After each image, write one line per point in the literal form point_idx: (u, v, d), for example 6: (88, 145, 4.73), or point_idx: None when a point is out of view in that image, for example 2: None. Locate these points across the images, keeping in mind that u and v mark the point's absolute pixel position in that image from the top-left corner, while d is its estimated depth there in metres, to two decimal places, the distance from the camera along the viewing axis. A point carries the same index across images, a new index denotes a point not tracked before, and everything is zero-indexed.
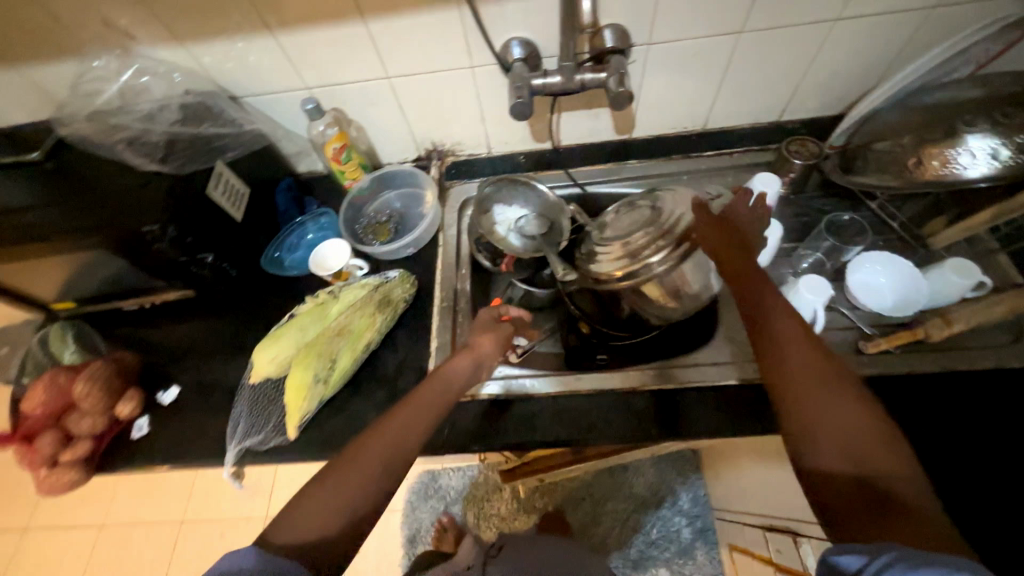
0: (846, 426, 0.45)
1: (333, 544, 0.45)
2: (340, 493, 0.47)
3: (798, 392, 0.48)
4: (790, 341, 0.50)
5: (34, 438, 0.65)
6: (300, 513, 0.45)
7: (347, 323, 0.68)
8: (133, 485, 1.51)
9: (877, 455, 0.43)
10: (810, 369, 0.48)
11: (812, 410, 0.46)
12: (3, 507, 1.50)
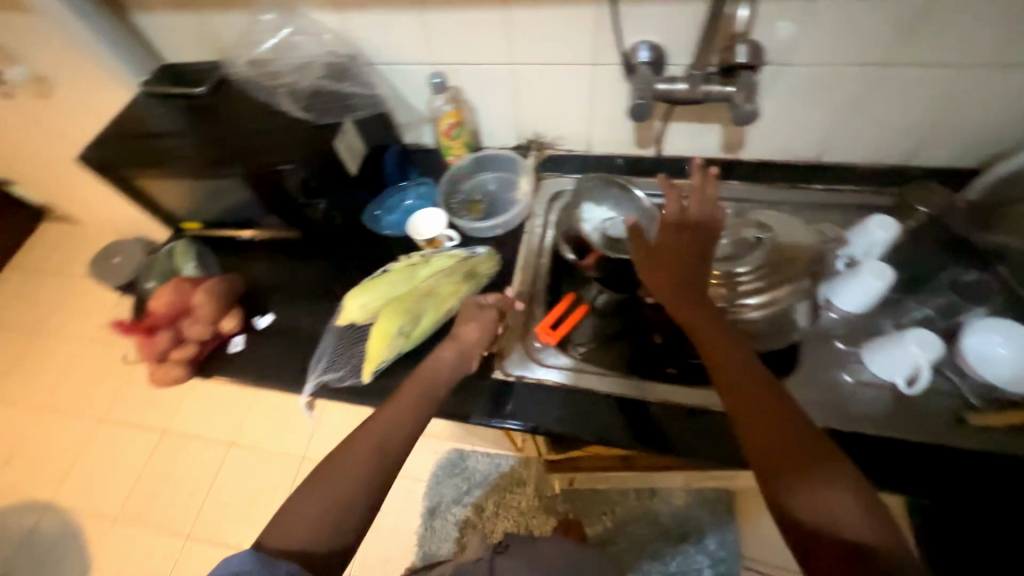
0: (816, 479, 0.45)
1: (329, 537, 0.48)
2: (330, 491, 0.51)
3: (772, 450, 0.47)
4: (757, 396, 0.51)
5: (153, 333, 0.74)
6: (295, 516, 0.49)
7: (435, 286, 0.72)
8: (196, 402, 1.66)
9: (852, 509, 0.43)
10: (777, 424, 0.48)
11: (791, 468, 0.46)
12: (92, 394, 1.71)
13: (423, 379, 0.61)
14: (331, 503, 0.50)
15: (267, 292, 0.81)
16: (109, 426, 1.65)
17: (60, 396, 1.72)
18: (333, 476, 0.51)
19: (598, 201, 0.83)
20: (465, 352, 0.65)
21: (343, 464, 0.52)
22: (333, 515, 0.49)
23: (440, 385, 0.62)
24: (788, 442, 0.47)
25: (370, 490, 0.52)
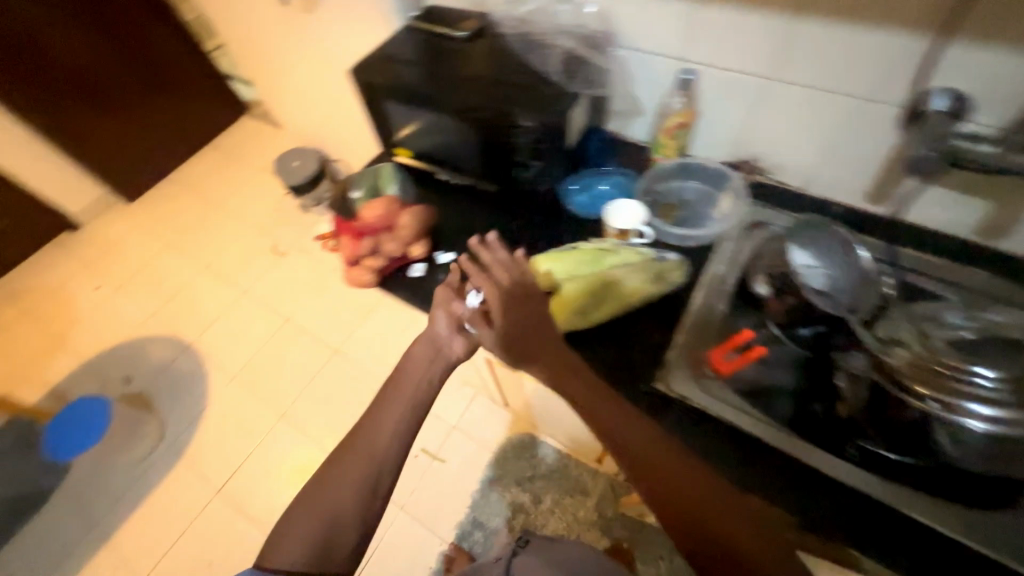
0: (726, 523, 0.50)
1: (325, 547, 0.56)
2: (318, 513, 0.58)
3: (658, 486, 0.52)
4: (654, 448, 0.54)
5: (359, 237, 0.83)
6: (289, 538, 0.56)
7: (621, 277, 0.71)
8: (318, 306, 1.85)
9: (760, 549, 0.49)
10: (685, 475, 0.52)
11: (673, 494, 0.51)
12: (242, 270, 1.99)
13: (394, 384, 0.66)
14: (330, 516, 0.57)
15: (451, 232, 0.86)
16: (247, 302, 1.90)
17: (218, 264, 2.02)
18: (320, 502, 0.58)
19: (804, 243, 0.74)
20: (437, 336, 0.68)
21: (327, 486, 0.59)
22: (322, 534, 0.56)
23: (412, 384, 0.66)
24: (692, 489, 0.52)
25: (359, 508, 0.58)
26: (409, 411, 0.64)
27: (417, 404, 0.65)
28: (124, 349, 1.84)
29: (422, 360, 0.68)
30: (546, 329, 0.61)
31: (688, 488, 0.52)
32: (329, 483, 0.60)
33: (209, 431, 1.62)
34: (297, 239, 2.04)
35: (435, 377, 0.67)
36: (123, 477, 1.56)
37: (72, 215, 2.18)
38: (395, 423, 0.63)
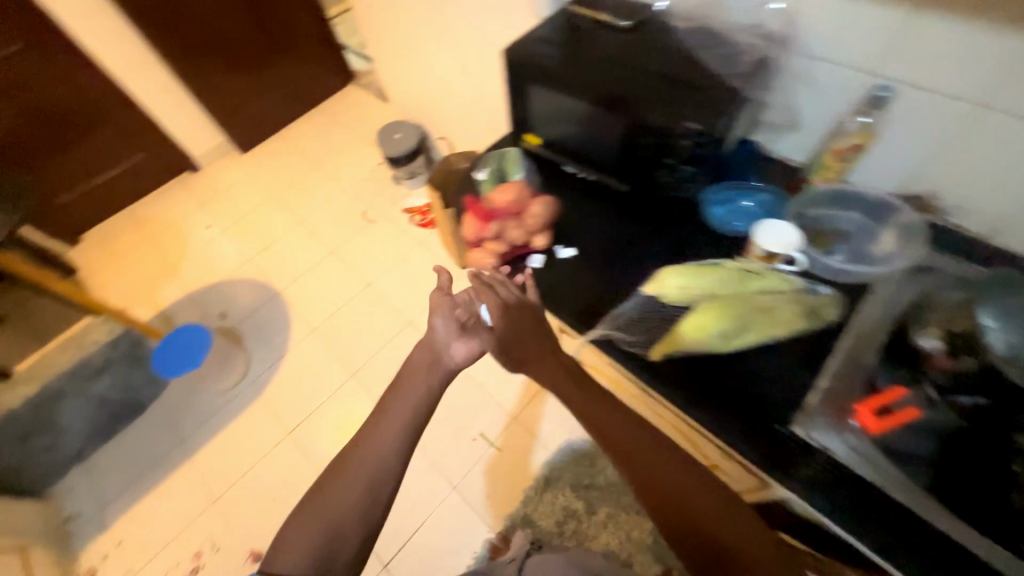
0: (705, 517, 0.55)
1: (331, 552, 0.57)
2: (318, 519, 0.58)
3: (650, 482, 0.58)
4: (639, 440, 0.60)
5: (486, 219, 0.83)
6: (290, 543, 0.57)
7: (771, 306, 0.66)
8: (397, 276, 1.91)
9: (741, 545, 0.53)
10: (665, 474, 0.58)
11: (664, 487, 0.57)
12: (333, 231, 2.09)
13: (399, 389, 0.67)
14: (332, 522, 0.58)
15: (574, 226, 0.82)
16: (333, 261, 2.00)
17: (311, 222, 2.14)
18: (322, 507, 0.58)
19: (998, 309, 0.62)
20: (436, 341, 0.70)
21: (325, 494, 0.60)
22: (324, 538, 0.57)
23: (419, 388, 0.67)
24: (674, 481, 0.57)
25: (360, 517, 0.59)
26: (412, 420, 0.65)
27: (418, 412, 0.65)
28: (223, 286, 2.00)
29: (422, 365, 0.69)
30: (533, 332, 0.68)
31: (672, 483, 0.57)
32: (334, 490, 0.60)
33: (287, 375, 1.72)
34: (386, 209, 2.13)
35: (437, 384, 0.67)
36: (208, 402, 1.69)
37: (194, 157, 2.39)
38: (400, 430, 0.63)
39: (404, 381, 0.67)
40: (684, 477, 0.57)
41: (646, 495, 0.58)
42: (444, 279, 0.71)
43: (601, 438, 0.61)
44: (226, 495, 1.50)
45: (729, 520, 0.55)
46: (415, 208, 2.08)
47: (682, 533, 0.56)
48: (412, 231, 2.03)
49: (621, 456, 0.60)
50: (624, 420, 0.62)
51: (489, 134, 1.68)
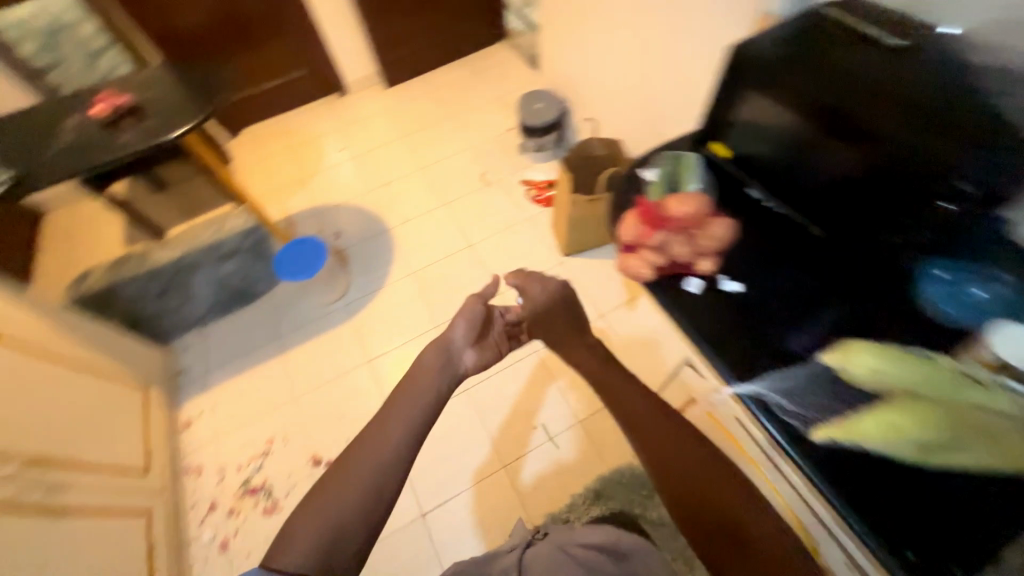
0: (716, 482, 0.57)
1: (340, 548, 0.54)
2: (318, 517, 0.55)
3: (665, 456, 0.60)
4: (642, 412, 0.65)
5: (651, 222, 0.74)
6: (290, 542, 0.54)
7: (1003, 431, 0.50)
8: (499, 244, 1.92)
9: (751, 512, 0.55)
10: (684, 452, 0.60)
11: (678, 458, 0.59)
12: (451, 184, 2.13)
13: (412, 379, 0.69)
14: (336, 520, 0.55)
15: (747, 260, 0.74)
16: (443, 212, 2.05)
17: (432, 169, 2.20)
18: (322, 504, 0.56)
19: None
20: (450, 343, 0.75)
21: (326, 492, 0.57)
22: (324, 538, 0.54)
23: (431, 383, 0.68)
24: (680, 448, 0.60)
25: (363, 516, 0.56)
26: (423, 417, 0.64)
27: (428, 407, 0.66)
28: (343, 208, 2.13)
29: (435, 363, 0.71)
30: (566, 320, 0.77)
31: (680, 449, 0.60)
32: (336, 489, 0.57)
33: (379, 307, 1.81)
34: (504, 175, 2.12)
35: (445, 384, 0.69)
36: (307, 310, 1.82)
37: (346, 83, 2.54)
38: (407, 428, 0.62)
39: (417, 379, 0.69)
40: (700, 453, 0.60)
41: (658, 470, 0.60)
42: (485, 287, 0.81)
43: (620, 416, 0.65)
44: (307, 397, 1.63)
45: (735, 488, 0.57)
46: (533, 182, 2.06)
47: (696, 503, 0.56)
48: (524, 203, 2.01)
49: (638, 430, 0.63)
50: (647, 403, 0.66)
51: (637, 127, 1.59)
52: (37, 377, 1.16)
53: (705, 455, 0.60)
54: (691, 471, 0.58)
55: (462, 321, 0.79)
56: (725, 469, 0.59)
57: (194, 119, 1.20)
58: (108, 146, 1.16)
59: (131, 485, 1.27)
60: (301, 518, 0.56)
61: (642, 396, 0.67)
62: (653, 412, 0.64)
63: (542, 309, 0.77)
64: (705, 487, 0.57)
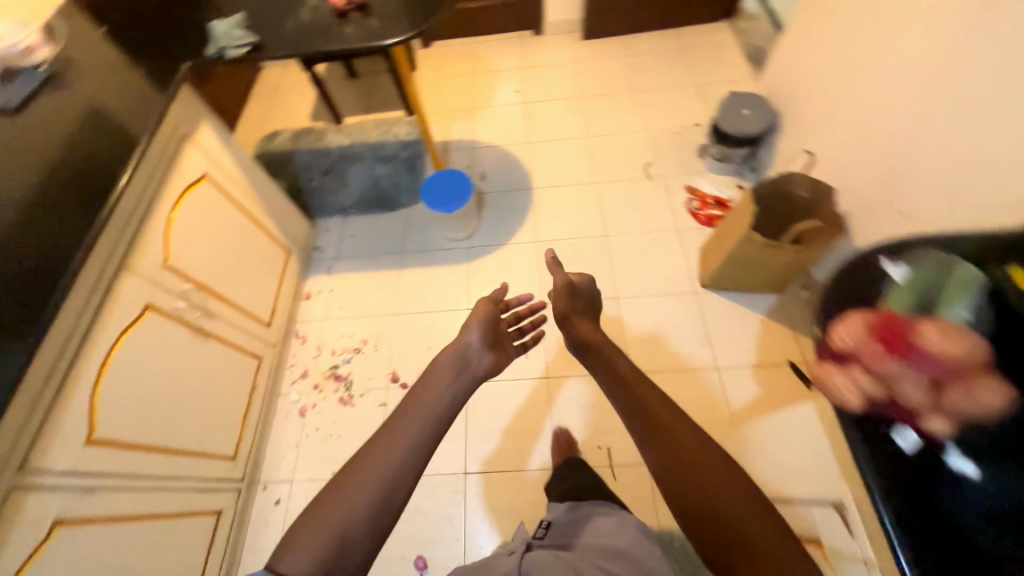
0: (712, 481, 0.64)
1: (349, 547, 0.64)
2: (328, 525, 0.64)
3: (673, 460, 0.67)
4: (650, 404, 0.73)
5: (885, 341, 0.56)
6: (299, 546, 0.63)
7: None
8: (636, 245, 1.76)
9: (750, 519, 0.61)
10: (695, 456, 0.66)
11: (686, 459, 0.66)
12: (610, 163, 1.98)
13: (428, 385, 0.82)
14: (344, 527, 0.64)
15: (993, 438, 0.56)
16: (592, 190, 1.92)
17: (597, 141, 2.06)
18: (329, 514, 0.65)
19: None
20: (467, 347, 0.93)
21: (338, 500, 0.66)
22: (333, 543, 0.63)
23: (443, 390, 0.82)
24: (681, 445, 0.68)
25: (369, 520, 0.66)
26: (426, 429, 0.75)
27: (438, 412, 0.77)
28: (498, 150, 2.11)
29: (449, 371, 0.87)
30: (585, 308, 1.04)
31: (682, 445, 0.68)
32: (336, 506, 0.66)
33: (497, 261, 1.81)
34: (670, 174, 1.92)
35: (455, 395, 0.82)
36: (434, 238, 1.89)
37: (545, 23, 2.43)
38: (415, 444, 0.72)
39: (428, 390, 0.81)
40: (707, 455, 0.66)
41: (668, 472, 0.67)
42: (496, 291, 1.08)
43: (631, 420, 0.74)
44: (405, 317, 1.72)
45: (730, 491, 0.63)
46: (699, 193, 1.83)
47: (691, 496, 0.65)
48: (680, 212, 1.81)
49: (653, 434, 0.70)
50: (663, 407, 0.72)
51: (863, 179, 1.30)
52: (223, 219, 1.34)
53: (706, 457, 0.67)
54: (693, 473, 0.65)
55: (476, 325, 0.98)
56: (729, 472, 0.65)
57: (410, 29, 1.20)
58: (333, 35, 1.21)
59: (257, 333, 1.47)
60: (306, 530, 0.64)
61: (657, 395, 0.74)
62: (669, 418, 0.71)
63: (577, 296, 1.03)
64: (699, 481, 0.64)
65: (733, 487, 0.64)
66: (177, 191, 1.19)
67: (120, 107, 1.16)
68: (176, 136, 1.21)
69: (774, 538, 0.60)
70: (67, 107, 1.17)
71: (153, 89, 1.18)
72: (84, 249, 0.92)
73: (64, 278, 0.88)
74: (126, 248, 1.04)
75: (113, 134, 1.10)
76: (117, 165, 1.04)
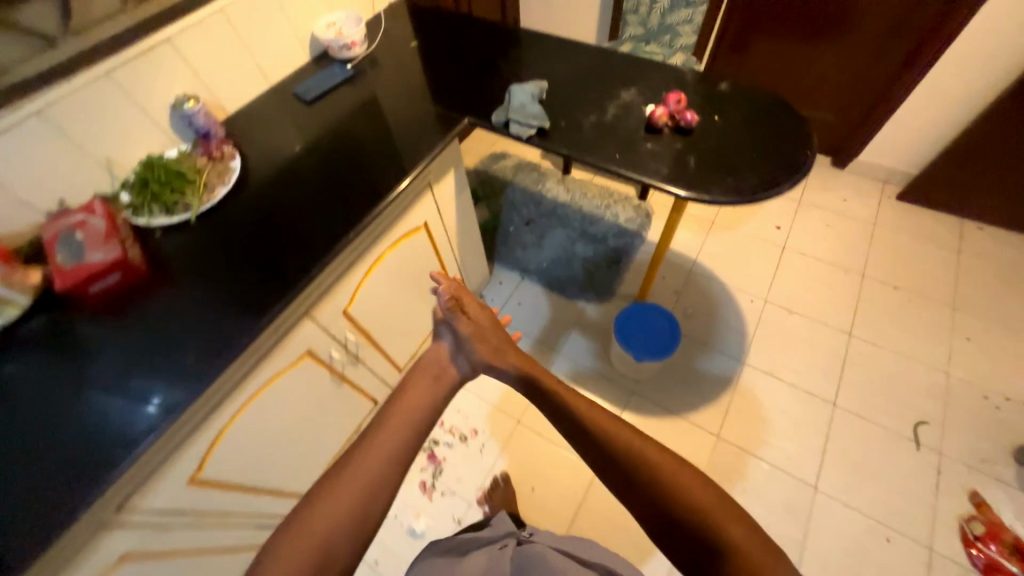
0: (643, 461, 0.58)
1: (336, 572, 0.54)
2: (305, 546, 0.53)
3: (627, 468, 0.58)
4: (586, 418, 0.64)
5: None
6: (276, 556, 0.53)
7: None
8: (854, 527, 1.24)
9: (714, 515, 0.53)
10: (642, 455, 0.58)
11: (635, 460, 0.58)
12: (862, 387, 1.44)
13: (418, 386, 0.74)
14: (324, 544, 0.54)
15: None
16: (822, 409, 1.42)
17: (855, 345, 1.53)
18: (318, 515, 0.55)
19: None
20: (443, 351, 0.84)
21: (321, 507, 0.56)
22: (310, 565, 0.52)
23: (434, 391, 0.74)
24: (600, 437, 0.61)
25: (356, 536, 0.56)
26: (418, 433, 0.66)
27: (429, 413, 0.70)
28: (722, 288, 1.68)
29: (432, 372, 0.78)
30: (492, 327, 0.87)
31: (605, 437, 0.61)
32: (319, 513, 0.56)
33: (660, 428, 1.43)
34: (952, 454, 1.32)
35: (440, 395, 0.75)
36: (598, 361, 1.59)
37: (853, 158, 1.91)
38: (406, 445, 0.64)
39: (417, 390, 0.73)
40: (656, 449, 0.59)
41: (625, 487, 0.58)
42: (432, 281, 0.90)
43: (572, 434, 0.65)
44: (527, 431, 1.47)
45: (660, 459, 0.57)
46: (991, 515, 1.22)
47: (636, 496, 0.57)
48: (945, 522, 1.23)
49: (596, 442, 0.62)
50: (596, 410, 0.64)
51: None
52: (417, 269, 1.23)
53: (638, 444, 0.59)
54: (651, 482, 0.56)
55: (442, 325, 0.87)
56: (676, 465, 0.57)
57: (732, 181, 0.88)
58: (631, 148, 0.97)
59: (389, 378, 1.36)
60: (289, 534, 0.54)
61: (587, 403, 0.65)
62: (604, 418, 0.63)
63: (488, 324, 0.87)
64: (664, 494, 0.55)
65: (692, 481, 0.56)
66: (395, 237, 1.10)
67: (390, 136, 1.09)
68: (423, 184, 1.10)
69: (752, 537, 0.51)
70: (349, 115, 1.15)
71: (427, 133, 1.08)
72: (285, 303, 0.84)
73: (255, 329, 0.82)
74: (319, 294, 0.95)
75: (372, 168, 1.03)
76: (356, 211, 0.96)
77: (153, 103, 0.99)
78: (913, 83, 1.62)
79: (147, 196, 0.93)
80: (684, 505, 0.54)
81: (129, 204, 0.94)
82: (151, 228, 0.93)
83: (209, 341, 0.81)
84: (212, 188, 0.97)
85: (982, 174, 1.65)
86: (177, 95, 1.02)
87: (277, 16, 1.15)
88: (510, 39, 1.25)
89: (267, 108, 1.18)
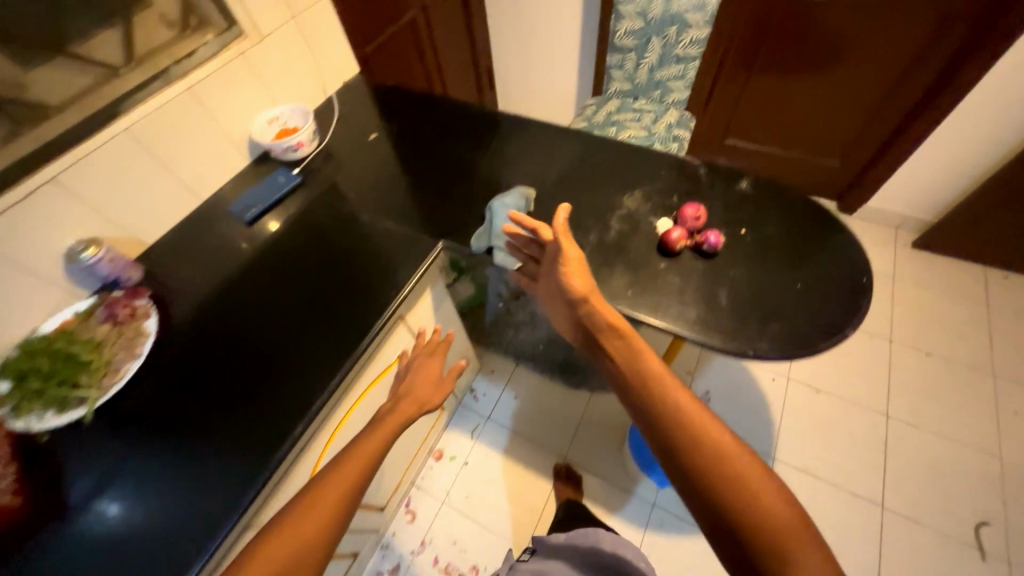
0: (723, 457, 0.47)
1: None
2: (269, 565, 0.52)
3: (695, 457, 0.48)
4: (659, 390, 0.54)
5: None
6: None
7: None
8: None
9: (795, 543, 0.43)
10: (719, 446, 0.48)
11: (715, 454, 0.48)
12: (910, 480, 1.28)
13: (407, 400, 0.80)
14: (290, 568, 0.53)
15: None
16: (869, 512, 1.24)
17: (895, 427, 1.36)
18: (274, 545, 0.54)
19: None
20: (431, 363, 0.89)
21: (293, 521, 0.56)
22: None
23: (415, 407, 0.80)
24: (671, 415, 0.51)
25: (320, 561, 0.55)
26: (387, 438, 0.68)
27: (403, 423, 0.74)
28: (738, 366, 1.51)
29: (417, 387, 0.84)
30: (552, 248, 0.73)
31: (673, 414, 0.51)
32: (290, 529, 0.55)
33: (687, 549, 1.26)
34: (1021, 564, 1.16)
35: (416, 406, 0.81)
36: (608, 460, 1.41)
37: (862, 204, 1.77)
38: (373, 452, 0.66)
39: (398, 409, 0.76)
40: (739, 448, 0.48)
41: (688, 480, 0.48)
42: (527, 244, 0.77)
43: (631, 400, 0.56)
44: None
45: (743, 458, 0.47)
46: None
47: (700, 492, 0.47)
48: None
49: (665, 420, 0.51)
50: (672, 386, 0.54)
51: None
52: None
53: (721, 435, 0.49)
54: (729, 485, 0.46)
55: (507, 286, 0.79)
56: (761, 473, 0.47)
57: (776, 328, 0.71)
58: (644, 275, 0.78)
59: (369, 522, 1.15)
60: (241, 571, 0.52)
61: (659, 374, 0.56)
62: (680, 396, 0.53)
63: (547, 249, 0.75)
64: (739, 500, 0.45)
65: (776, 493, 0.46)
66: (359, 393, 0.87)
67: (349, 264, 0.89)
68: (396, 318, 0.89)
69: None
70: (297, 233, 0.95)
71: (395, 260, 0.88)
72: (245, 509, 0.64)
73: (222, 535, 0.63)
74: (282, 479, 0.74)
75: (329, 313, 0.82)
76: (321, 373, 0.76)
77: (39, 258, 0.78)
78: (926, 130, 1.50)
79: (29, 392, 0.71)
80: (760, 521, 0.44)
81: (7, 401, 0.72)
82: (37, 433, 0.72)
83: (160, 563, 0.61)
84: (118, 366, 0.76)
85: (1006, 222, 1.52)
86: (73, 244, 0.81)
87: (204, 122, 0.95)
88: (486, 126, 1.08)
89: (198, 231, 0.97)
